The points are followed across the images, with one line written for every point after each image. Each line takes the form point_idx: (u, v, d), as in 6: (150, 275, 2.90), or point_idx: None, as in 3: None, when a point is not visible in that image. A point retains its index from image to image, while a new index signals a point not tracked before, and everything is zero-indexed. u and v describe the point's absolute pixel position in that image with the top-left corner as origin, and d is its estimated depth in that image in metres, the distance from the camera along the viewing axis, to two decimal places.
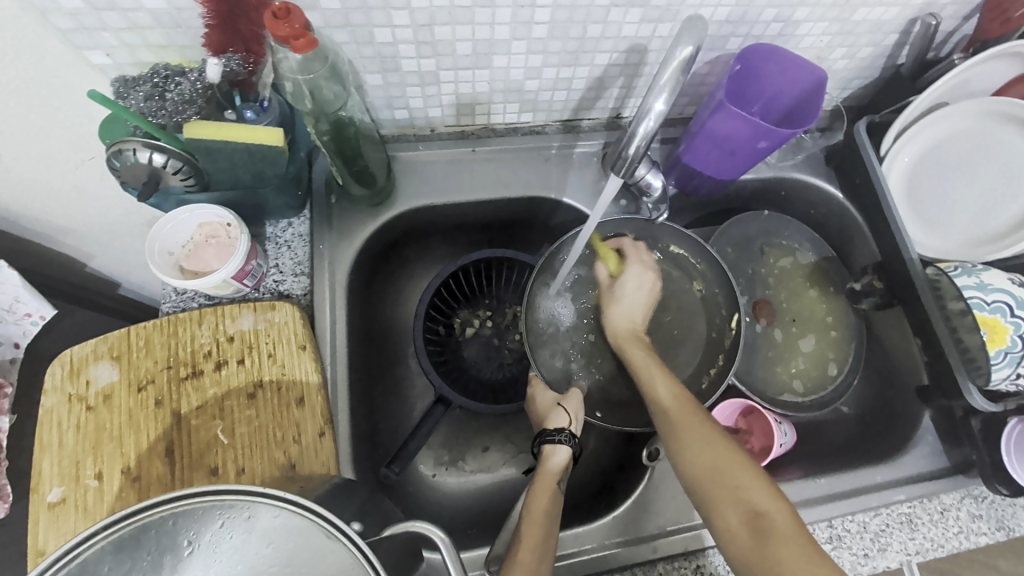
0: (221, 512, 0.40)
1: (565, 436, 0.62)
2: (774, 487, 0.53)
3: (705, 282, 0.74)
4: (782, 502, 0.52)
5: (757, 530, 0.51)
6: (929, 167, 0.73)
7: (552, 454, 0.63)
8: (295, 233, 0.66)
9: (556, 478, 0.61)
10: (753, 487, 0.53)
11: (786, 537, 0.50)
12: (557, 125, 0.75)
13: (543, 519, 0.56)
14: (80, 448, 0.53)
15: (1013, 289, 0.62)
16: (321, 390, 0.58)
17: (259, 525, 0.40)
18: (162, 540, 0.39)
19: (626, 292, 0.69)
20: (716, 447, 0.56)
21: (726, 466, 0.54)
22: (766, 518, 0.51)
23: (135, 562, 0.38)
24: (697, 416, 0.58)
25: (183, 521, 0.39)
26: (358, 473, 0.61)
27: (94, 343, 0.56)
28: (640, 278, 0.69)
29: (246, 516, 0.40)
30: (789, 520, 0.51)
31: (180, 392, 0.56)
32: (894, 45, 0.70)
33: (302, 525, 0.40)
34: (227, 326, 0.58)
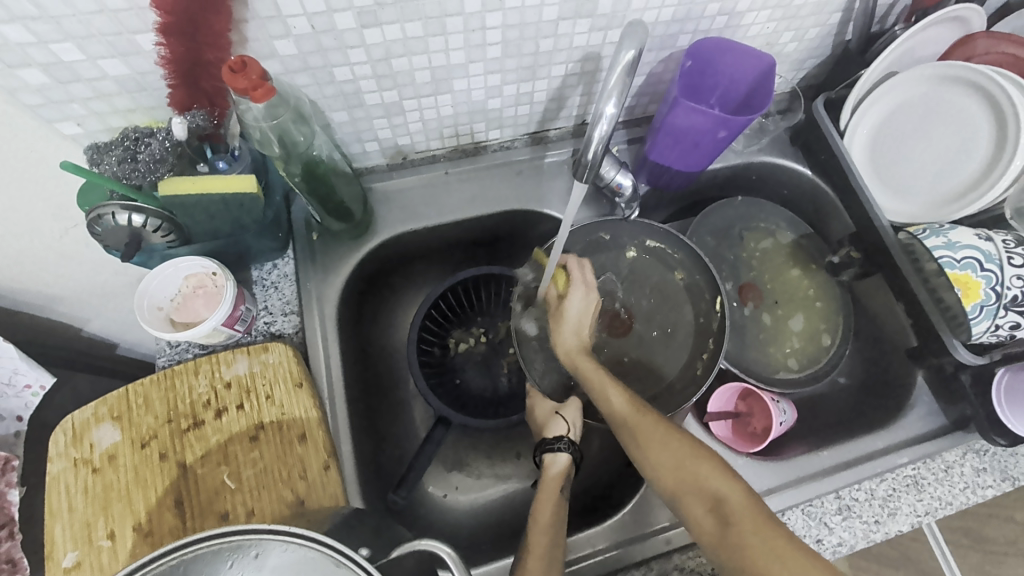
0: (231, 553, 0.41)
1: (565, 444, 0.64)
2: (734, 476, 0.55)
3: (686, 271, 0.75)
4: (738, 484, 0.54)
5: (721, 518, 0.53)
6: (887, 135, 0.75)
7: (552, 463, 0.64)
8: (280, 274, 0.68)
9: (559, 486, 0.62)
10: (710, 474, 0.55)
11: (747, 521, 0.51)
12: (525, 138, 0.77)
13: (550, 527, 0.58)
14: (90, 510, 0.54)
15: (979, 243, 0.63)
16: (321, 424, 0.59)
17: (268, 562, 0.41)
18: None
19: (572, 310, 0.65)
20: (670, 443, 0.57)
21: (682, 460, 0.56)
22: (725, 504, 0.53)
23: None
24: (649, 418, 0.59)
25: (194, 567, 0.40)
26: (367, 501, 0.61)
27: (94, 406, 0.57)
28: (586, 298, 0.65)
29: (255, 554, 0.41)
30: (746, 500, 0.53)
31: (183, 443, 0.56)
32: (839, 23, 0.73)
33: (310, 557, 0.41)
34: (224, 372, 0.59)
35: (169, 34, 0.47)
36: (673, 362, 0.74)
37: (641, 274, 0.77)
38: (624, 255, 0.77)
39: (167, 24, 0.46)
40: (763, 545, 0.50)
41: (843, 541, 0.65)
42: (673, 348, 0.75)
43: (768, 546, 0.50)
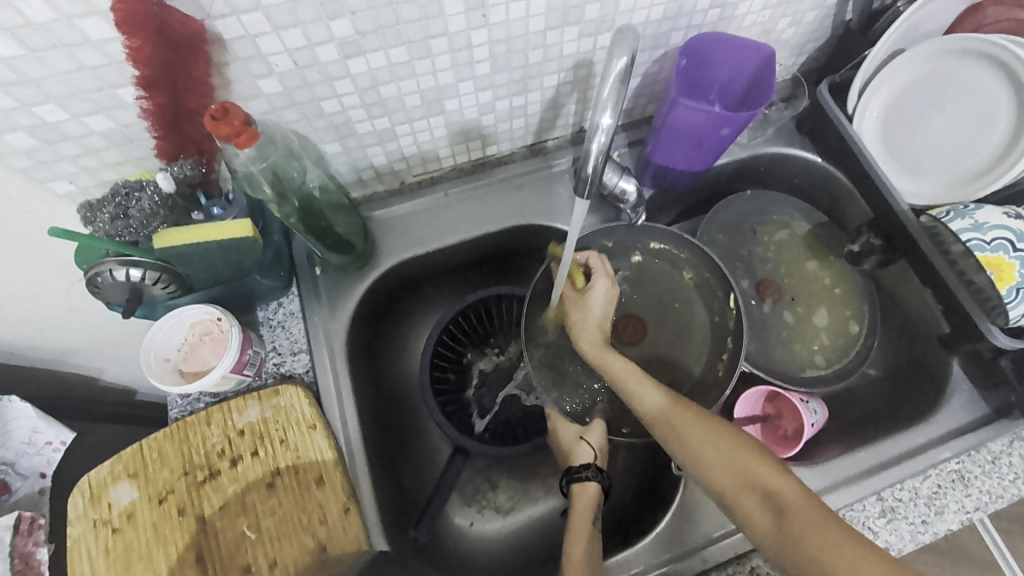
0: None
1: (593, 472, 0.64)
2: (787, 471, 0.51)
3: (694, 270, 0.73)
4: (787, 476, 0.51)
5: (774, 514, 0.49)
6: (898, 114, 0.72)
7: (582, 492, 0.64)
8: (286, 312, 0.66)
9: (590, 517, 0.62)
10: (759, 468, 0.51)
11: (804, 515, 0.48)
12: (523, 151, 0.76)
13: (583, 564, 0.57)
14: (113, 572, 0.53)
15: (1010, 222, 0.60)
16: (338, 465, 0.57)
17: None
18: None
19: (595, 304, 0.64)
20: (714, 441, 0.54)
21: (727, 455, 0.53)
22: (780, 499, 0.49)
23: None
24: (688, 413, 0.56)
25: None
26: (391, 540, 0.60)
27: (109, 465, 0.56)
28: (607, 289, 0.64)
29: None
30: (800, 492, 0.49)
31: (201, 496, 0.55)
32: (838, 3, 0.71)
33: None
34: (236, 420, 0.58)
35: (150, 87, 0.45)
36: (692, 367, 0.72)
37: (651, 279, 0.75)
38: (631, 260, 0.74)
39: (144, 77, 0.44)
40: (825, 538, 0.46)
41: (890, 547, 0.62)
42: (693, 353, 0.72)
43: (830, 538, 0.46)
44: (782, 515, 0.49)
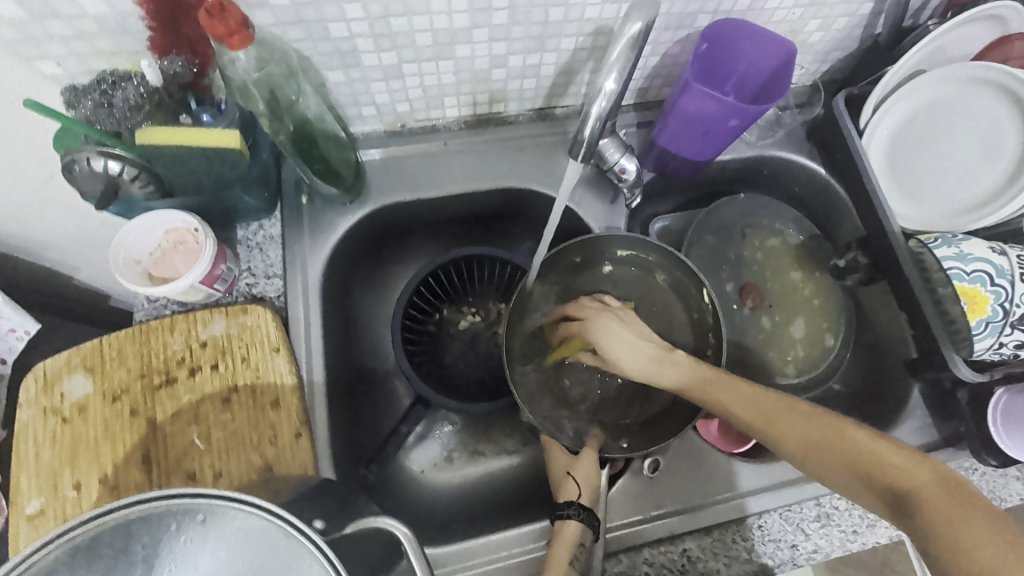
0: (175, 517, 0.37)
1: (575, 510, 0.57)
2: (910, 453, 0.48)
3: (666, 271, 0.71)
4: (911, 462, 0.47)
5: (905, 509, 0.47)
6: (908, 136, 0.72)
7: (563, 528, 0.57)
8: (266, 235, 0.66)
9: (568, 557, 0.56)
10: (883, 459, 0.48)
11: (938, 502, 0.45)
12: (530, 114, 0.75)
13: None
14: (57, 460, 0.53)
15: (993, 257, 0.60)
16: (296, 391, 0.58)
17: (213, 530, 0.37)
18: (115, 544, 0.36)
19: (612, 347, 0.61)
20: (827, 439, 0.50)
21: (837, 445, 0.50)
22: (906, 489, 0.47)
23: (91, 567, 0.36)
24: (779, 408, 0.53)
25: (138, 527, 0.37)
26: (338, 471, 0.60)
27: (67, 356, 0.56)
28: (608, 333, 0.61)
29: (201, 520, 0.37)
30: (929, 479, 0.46)
31: (155, 400, 0.55)
32: (871, 15, 0.70)
33: (260, 525, 0.37)
34: (200, 332, 0.58)
35: None
36: None
37: (625, 283, 0.73)
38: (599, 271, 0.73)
39: None
40: (964, 527, 0.44)
41: (818, 549, 0.62)
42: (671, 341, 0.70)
43: (970, 528, 0.43)
44: (915, 513, 0.46)
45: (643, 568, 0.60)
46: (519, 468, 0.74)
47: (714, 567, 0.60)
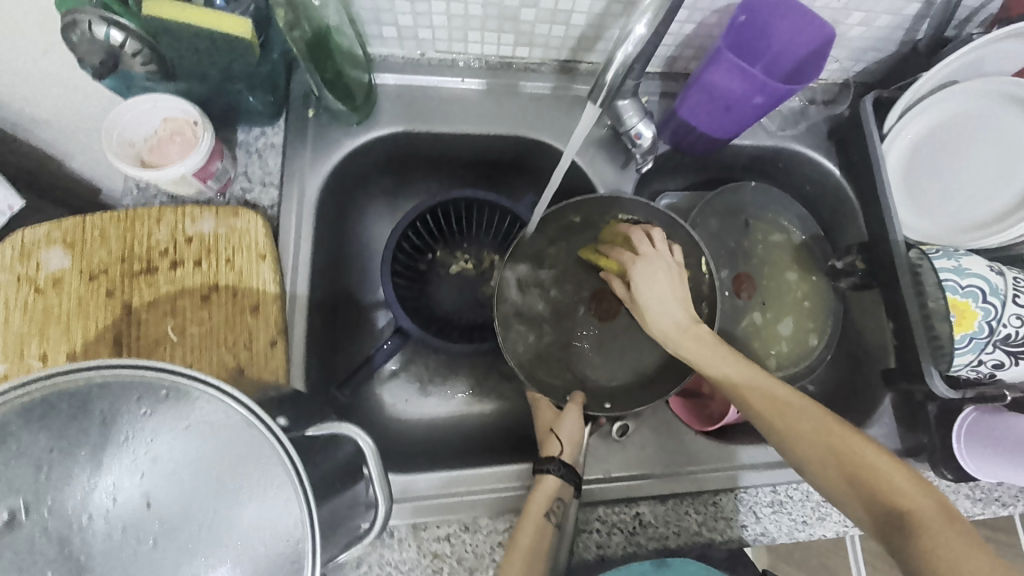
0: (138, 389, 0.36)
1: (556, 466, 0.58)
2: (920, 479, 0.47)
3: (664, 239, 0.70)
4: (919, 487, 0.47)
5: (898, 529, 0.46)
6: (929, 146, 0.71)
7: (542, 482, 0.58)
8: (268, 142, 0.64)
9: (545, 509, 0.57)
10: (885, 476, 0.48)
11: (937, 527, 0.44)
12: (552, 65, 0.73)
13: (527, 558, 0.54)
14: (26, 329, 0.53)
15: (989, 275, 0.60)
16: (277, 300, 0.57)
17: (177, 408, 0.37)
18: (72, 406, 0.35)
19: (644, 291, 0.63)
20: (831, 445, 0.50)
21: (848, 454, 0.49)
22: (907, 511, 0.46)
23: (43, 425, 0.35)
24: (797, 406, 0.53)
25: (97, 392, 0.36)
26: (310, 385, 0.60)
27: (47, 228, 0.55)
28: (646, 278, 0.63)
29: (164, 395, 0.37)
30: (934, 506, 0.45)
31: (133, 285, 0.55)
32: (916, 17, 0.68)
33: (223, 409, 0.37)
34: (187, 227, 0.57)
35: None
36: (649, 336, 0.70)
37: None
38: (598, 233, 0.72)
39: None
40: (957, 556, 0.42)
41: (765, 533, 0.64)
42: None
43: (964, 559, 0.42)
44: (910, 533, 0.45)
45: (594, 524, 0.61)
46: (488, 416, 0.75)
47: (662, 534, 0.62)
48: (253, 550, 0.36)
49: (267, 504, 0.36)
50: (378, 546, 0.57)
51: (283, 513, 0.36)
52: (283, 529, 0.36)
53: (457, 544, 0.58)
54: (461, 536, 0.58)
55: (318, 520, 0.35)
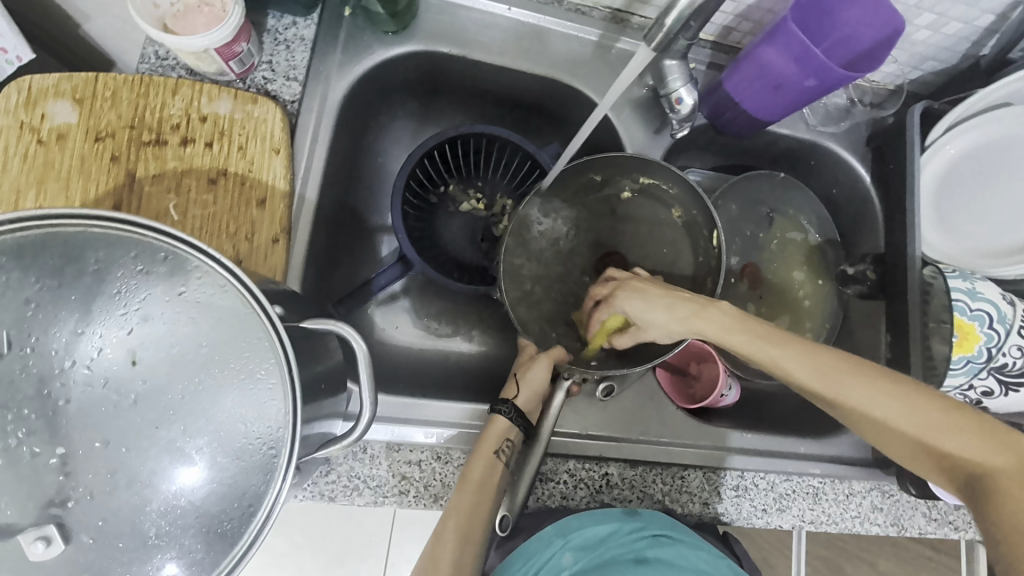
0: (136, 247, 0.36)
1: (508, 409, 0.60)
2: (1002, 436, 0.45)
3: (683, 208, 0.69)
4: (997, 447, 0.44)
5: (976, 494, 0.44)
6: (969, 165, 0.69)
7: (492, 422, 0.60)
8: (297, 34, 0.61)
9: (495, 447, 0.58)
10: (957, 435, 0.46)
11: (1013, 488, 0.43)
12: (604, 12, 0.69)
13: (475, 488, 0.56)
14: (24, 178, 0.50)
15: (999, 303, 0.60)
16: (285, 197, 0.56)
17: (176, 274, 0.37)
18: (68, 252, 0.35)
19: (641, 309, 0.57)
20: (899, 410, 0.48)
21: (915, 420, 0.47)
22: (983, 473, 0.44)
23: (37, 264, 0.35)
24: (851, 372, 0.50)
25: (94, 242, 0.35)
26: (305, 290, 0.59)
27: (57, 78, 0.52)
28: (631, 296, 0.58)
29: (163, 259, 0.36)
30: (1012, 466, 0.43)
31: (139, 155, 0.53)
32: (985, 31, 0.65)
33: (222, 282, 0.37)
34: (203, 105, 0.55)
35: None
36: None
37: (637, 212, 0.71)
38: (616, 193, 0.71)
39: None
40: None
41: (725, 513, 0.65)
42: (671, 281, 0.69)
43: None
44: (986, 498, 0.44)
45: (563, 476, 0.62)
46: (474, 357, 0.75)
47: (626, 496, 0.63)
48: (231, 429, 0.37)
49: (253, 385, 0.37)
50: (350, 458, 0.58)
51: (268, 395, 0.37)
52: (266, 412, 0.37)
53: (427, 471, 0.59)
54: (431, 464, 0.59)
55: (302, 409, 0.36)
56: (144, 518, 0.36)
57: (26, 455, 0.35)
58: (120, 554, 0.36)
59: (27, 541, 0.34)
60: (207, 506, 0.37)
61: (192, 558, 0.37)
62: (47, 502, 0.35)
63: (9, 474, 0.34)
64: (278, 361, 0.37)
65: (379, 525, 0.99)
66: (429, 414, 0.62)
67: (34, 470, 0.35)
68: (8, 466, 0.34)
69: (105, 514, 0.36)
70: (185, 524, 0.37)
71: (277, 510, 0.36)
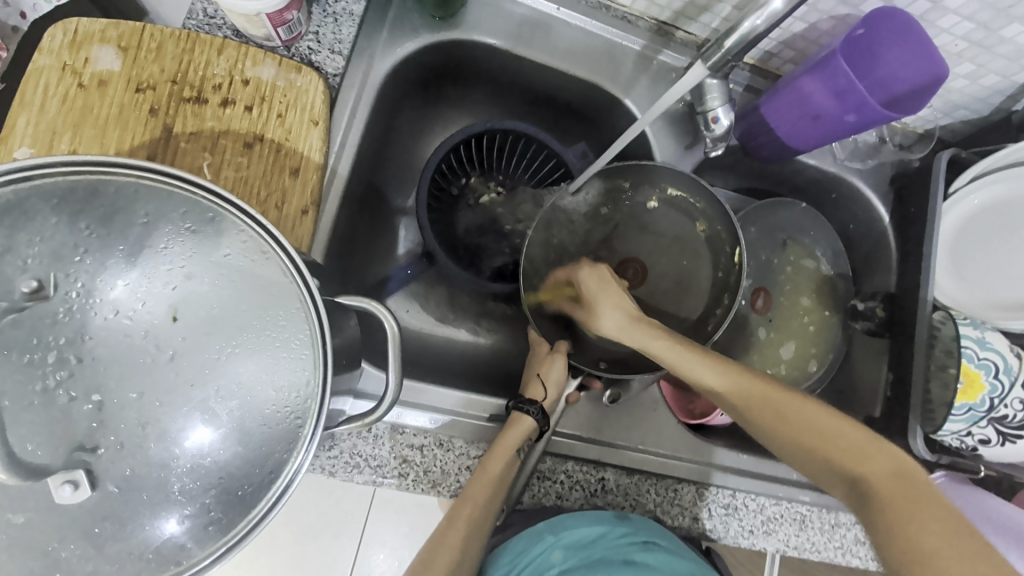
0: (184, 203, 0.37)
1: (536, 411, 0.60)
2: (883, 446, 0.45)
3: (708, 222, 0.69)
4: (879, 456, 0.45)
5: (865, 503, 0.44)
6: (989, 216, 0.70)
7: (516, 422, 0.60)
8: (346, 9, 0.60)
9: (517, 446, 0.59)
10: (846, 444, 0.46)
11: (887, 494, 0.43)
12: (650, 22, 0.69)
13: (491, 484, 0.56)
14: (61, 120, 0.50)
15: (1007, 354, 0.61)
16: (319, 169, 0.55)
17: (219, 232, 0.38)
18: (118, 202, 0.36)
19: (591, 287, 0.61)
20: (804, 422, 0.49)
21: (814, 429, 0.48)
22: (867, 482, 0.44)
23: (88, 210, 0.36)
24: (751, 380, 0.52)
25: (145, 194, 0.37)
26: (326, 263, 0.59)
27: (105, 24, 0.52)
28: (591, 274, 0.62)
29: (210, 219, 0.38)
30: (890, 473, 0.44)
31: (178, 110, 0.52)
32: (1021, 87, 0.66)
33: (260, 246, 0.38)
34: (246, 68, 0.54)
35: None
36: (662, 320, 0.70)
37: (661, 222, 0.71)
38: (642, 203, 0.71)
39: None
40: (913, 521, 0.41)
41: (713, 530, 0.66)
42: (686, 296, 0.70)
43: (922, 524, 0.40)
44: (872, 505, 0.43)
45: (560, 476, 0.63)
46: (482, 348, 0.76)
47: (620, 503, 0.64)
48: (261, 392, 0.39)
49: (287, 352, 0.39)
50: (354, 436, 0.58)
51: (301, 365, 0.39)
52: (298, 381, 0.39)
53: (428, 457, 0.59)
54: (433, 450, 0.59)
55: (332, 381, 0.37)
56: (170, 472, 0.38)
57: (62, 398, 0.36)
58: (143, 504, 0.37)
59: (54, 483, 0.35)
60: (229, 467, 0.38)
61: (209, 517, 0.38)
62: (77, 445, 0.36)
63: (44, 414, 0.36)
64: (312, 330, 0.38)
65: (356, 503, 0.99)
66: (434, 400, 0.62)
67: (69, 414, 0.36)
68: (44, 407, 0.36)
69: (133, 464, 0.37)
70: (206, 483, 0.38)
71: (297, 478, 0.38)
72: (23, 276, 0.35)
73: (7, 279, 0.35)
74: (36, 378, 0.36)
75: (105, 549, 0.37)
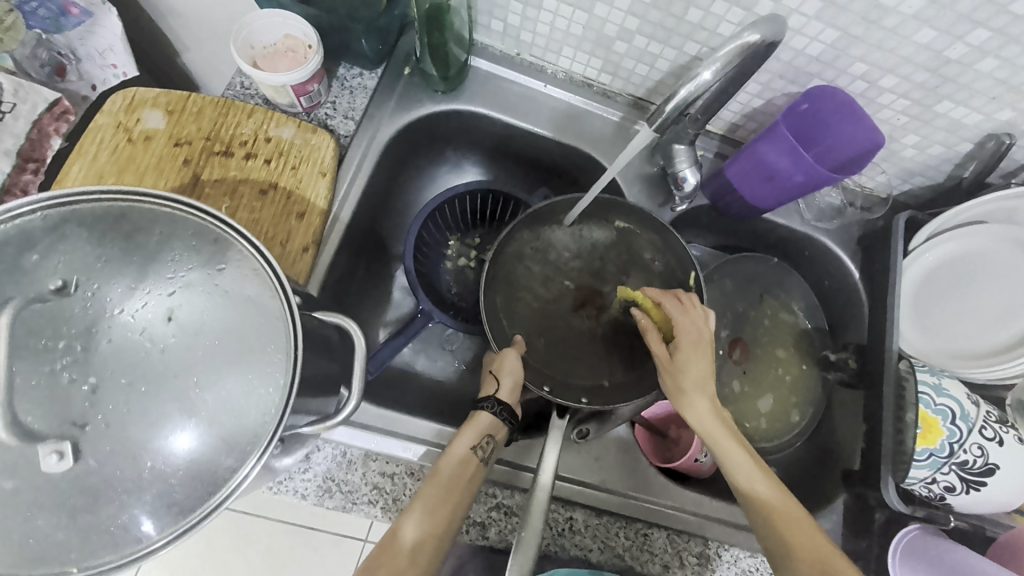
0: (200, 227, 0.45)
1: (490, 403, 0.62)
2: None
3: (657, 251, 0.67)
4: None
5: None
6: (946, 273, 0.73)
7: (476, 419, 0.63)
8: (362, 83, 0.72)
9: (473, 442, 0.61)
10: None
11: None
12: (627, 98, 0.78)
13: (446, 480, 0.58)
14: (108, 167, 0.59)
15: (964, 401, 0.62)
16: (322, 214, 0.63)
17: (225, 254, 0.45)
18: (144, 224, 0.44)
19: (685, 361, 0.57)
20: None
21: None
22: None
23: (117, 228, 0.43)
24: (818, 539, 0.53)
25: (168, 218, 0.44)
26: (322, 297, 0.65)
27: (158, 92, 0.63)
28: (692, 346, 0.58)
29: (217, 241, 0.45)
30: None
31: (208, 161, 0.61)
32: (965, 157, 0.72)
33: (257, 268, 0.46)
34: (271, 129, 0.64)
35: None
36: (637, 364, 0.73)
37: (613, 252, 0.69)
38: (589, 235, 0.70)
39: None
40: None
41: None
42: None
43: None
44: None
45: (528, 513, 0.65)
46: (468, 387, 0.80)
47: (588, 546, 0.65)
48: (237, 389, 0.44)
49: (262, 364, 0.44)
50: (329, 460, 0.62)
51: (275, 367, 0.45)
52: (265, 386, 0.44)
53: (398, 485, 0.62)
54: (404, 479, 0.62)
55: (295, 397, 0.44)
56: (147, 456, 0.41)
57: (63, 379, 0.39)
58: (115, 482, 0.41)
59: (42, 451, 0.38)
60: (200, 456, 0.43)
61: (174, 499, 0.42)
62: (70, 420, 0.39)
63: (44, 391, 0.39)
64: (288, 338, 0.45)
65: None
66: (419, 428, 0.66)
67: (67, 393, 0.39)
68: (46, 386, 0.39)
69: (114, 444, 0.40)
70: (175, 475, 0.42)
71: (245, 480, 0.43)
72: (52, 276, 0.41)
73: (38, 277, 0.41)
74: (44, 361, 0.39)
75: (77, 519, 0.40)
